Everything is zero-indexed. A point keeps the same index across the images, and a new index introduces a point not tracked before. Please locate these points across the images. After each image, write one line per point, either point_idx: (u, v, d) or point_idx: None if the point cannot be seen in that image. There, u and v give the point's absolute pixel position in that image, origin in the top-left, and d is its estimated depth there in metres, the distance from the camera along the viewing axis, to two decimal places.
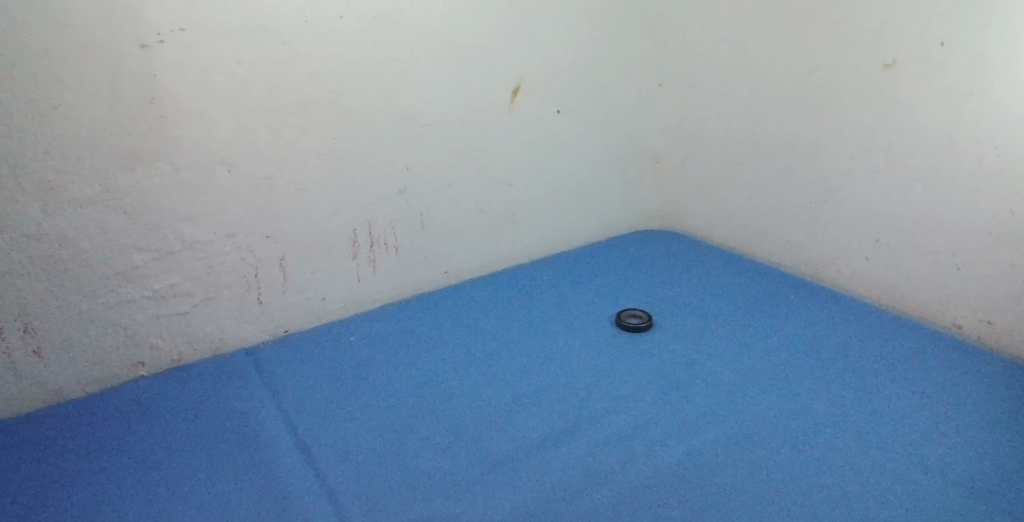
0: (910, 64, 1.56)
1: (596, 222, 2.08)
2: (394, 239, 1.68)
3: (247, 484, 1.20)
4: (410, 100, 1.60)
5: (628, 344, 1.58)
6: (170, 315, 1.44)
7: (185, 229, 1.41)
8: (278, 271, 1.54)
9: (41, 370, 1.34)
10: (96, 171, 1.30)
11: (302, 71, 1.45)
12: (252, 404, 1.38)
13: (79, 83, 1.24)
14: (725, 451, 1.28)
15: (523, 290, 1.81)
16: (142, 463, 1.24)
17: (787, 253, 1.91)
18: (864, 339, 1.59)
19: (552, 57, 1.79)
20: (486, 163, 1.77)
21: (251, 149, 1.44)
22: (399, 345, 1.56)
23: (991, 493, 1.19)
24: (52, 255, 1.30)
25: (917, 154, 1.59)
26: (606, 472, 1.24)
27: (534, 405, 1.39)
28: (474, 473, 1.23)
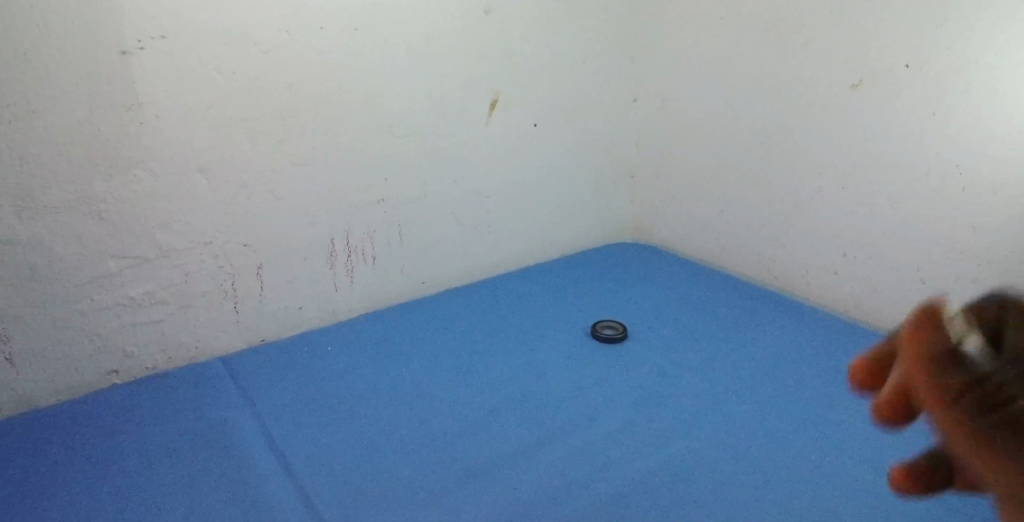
0: (880, 82, 1.59)
1: (572, 234, 2.10)
2: (372, 248, 1.70)
3: (223, 492, 1.21)
4: (388, 111, 1.62)
5: (601, 354, 1.60)
6: (145, 323, 1.45)
7: (162, 236, 1.42)
8: (254, 279, 1.55)
9: (13, 377, 1.34)
10: (72, 178, 1.30)
11: (282, 81, 1.46)
12: (228, 412, 1.39)
13: (58, 89, 1.25)
14: (695, 461, 1.30)
15: (499, 300, 1.82)
16: (115, 471, 1.24)
17: (759, 267, 1.94)
18: (834, 351, 1.62)
19: (529, 70, 1.82)
20: (464, 175, 1.79)
21: (229, 158, 1.45)
22: (375, 354, 1.58)
23: (954, 501, 1.21)
24: (27, 262, 1.30)
25: (886, 170, 1.62)
26: (578, 479, 1.26)
27: (508, 414, 1.40)
28: (448, 481, 1.24)
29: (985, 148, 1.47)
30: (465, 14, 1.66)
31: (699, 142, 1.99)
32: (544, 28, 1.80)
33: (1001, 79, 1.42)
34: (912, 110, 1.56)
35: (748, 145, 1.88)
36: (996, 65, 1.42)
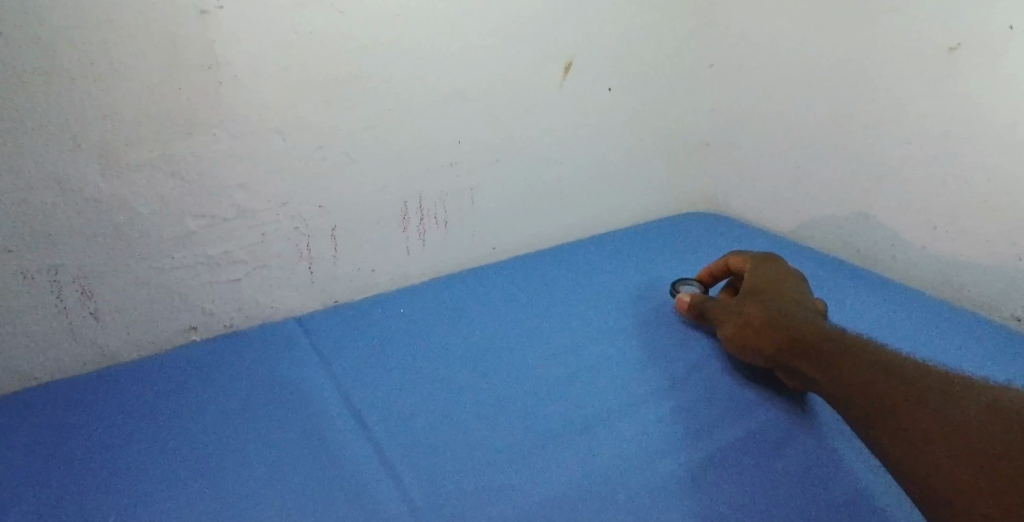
0: (978, 49, 1.51)
1: (642, 203, 2.05)
2: (443, 213, 1.68)
3: (301, 451, 1.21)
4: (462, 75, 1.59)
5: (677, 324, 1.56)
6: (223, 282, 1.46)
7: (239, 197, 1.42)
8: (328, 241, 1.55)
9: (97, 331, 1.38)
10: (154, 136, 1.31)
11: (357, 42, 1.44)
12: (304, 371, 1.40)
13: (140, 47, 1.26)
14: (780, 435, 1.26)
15: (571, 268, 1.79)
16: (197, 426, 1.26)
17: (839, 240, 1.86)
18: (924, 327, 1.54)
19: (605, 34, 1.76)
20: (535, 142, 1.75)
21: (305, 119, 1.44)
22: (446, 318, 1.56)
23: None
24: (110, 219, 1.32)
25: (986, 140, 1.54)
26: (659, 451, 1.22)
27: (583, 382, 1.38)
28: (526, 447, 1.22)
29: None
30: None
31: (779, 111, 1.90)
32: None
33: None
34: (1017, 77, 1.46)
35: (831, 112, 1.79)
36: None
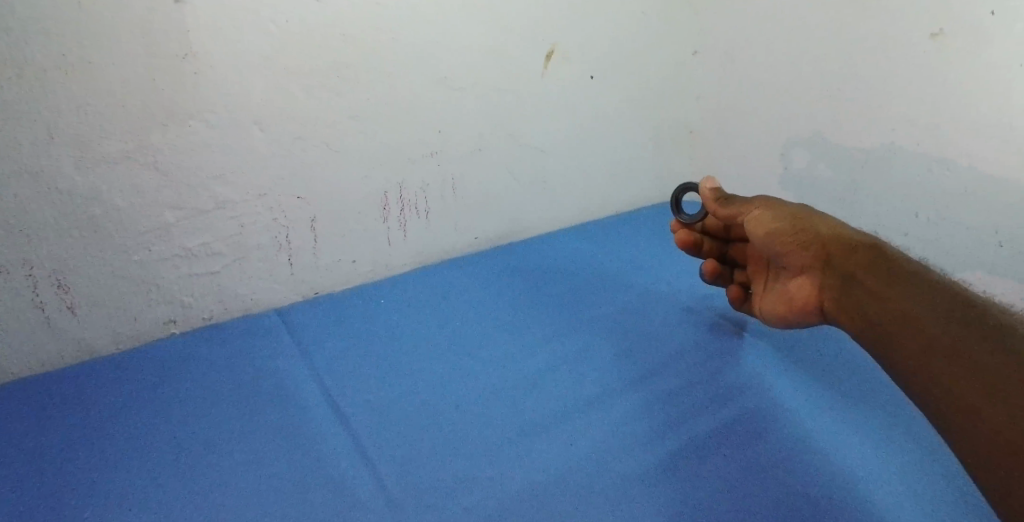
0: (961, 33, 1.49)
1: (626, 191, 2.05)
2: (425, 203, 1.67)
3: (280, 443, 1.21)
4: (443, 63, 1.58)
5: (658, 313, 1.56)
6: (202, 275, 1.46)
7: (217, 189, 1.41)
8: (308, 233, 1.54)
9: (75, 326, 1.37)
10: (130, 127, 1.30)
11: (335, 30, 1.42)
12: (284, 363, 1.39)
13: (114, 38, 1.24)
14: (758, 422, 1.26)
15: (554, 257, 1.79)
16: (175, 419, 1.26)
17: None
18: None
19: (588, 21, 1.75)
20: (518, 130, 1.75)
21: (284, 109, 1.43)
22: (428, 309, 1.56)
23: None
24: (86, 212, 1.31)
25: (973, 126, 1.52)
26: (636, 439, 1.23)
27: (563, 371, 1.38)
28: (504, 437, 1.23)
29: None
30: None
31: (764, 96, 1.90)
32: None
33: None
34: (998, 64, 1.45)
35: (814, 99, 1.79)
36: None
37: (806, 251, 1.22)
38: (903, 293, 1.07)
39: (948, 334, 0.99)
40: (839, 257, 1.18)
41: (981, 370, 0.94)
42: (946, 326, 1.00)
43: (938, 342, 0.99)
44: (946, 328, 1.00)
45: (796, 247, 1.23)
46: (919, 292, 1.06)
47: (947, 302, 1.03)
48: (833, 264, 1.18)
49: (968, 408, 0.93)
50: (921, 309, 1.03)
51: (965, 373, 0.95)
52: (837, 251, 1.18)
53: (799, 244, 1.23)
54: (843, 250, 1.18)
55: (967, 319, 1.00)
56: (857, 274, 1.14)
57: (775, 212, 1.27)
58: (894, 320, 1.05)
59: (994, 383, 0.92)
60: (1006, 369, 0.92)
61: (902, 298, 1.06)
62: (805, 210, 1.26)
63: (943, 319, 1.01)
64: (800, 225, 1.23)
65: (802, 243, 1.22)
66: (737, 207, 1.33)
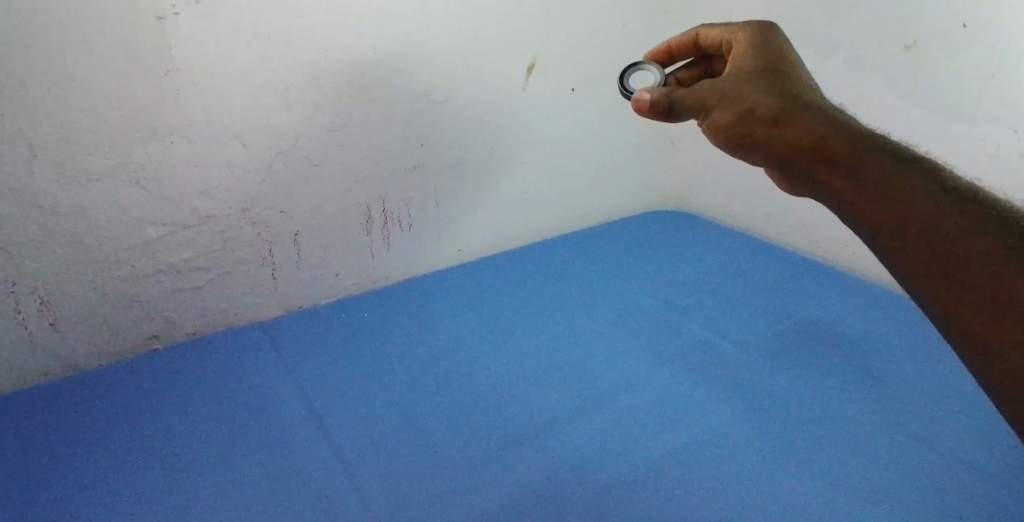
0: (932, 45, 1.52)
1: (608, 202, 2.07)
2: (408, 215, 1.69)
3: (263, 457, 1.22)
4: (424, 76, 1.59)
5: (640, 323, 1.58)
6: (185, 290, 1.46)
7: (200, 203, 1.42)
8: (291, 247, 1.55)
9: (57, 342, 1.37)
10: (112, 143, 1.30)
11: (317, 46, 1.44)
12: (267, 377, 1.40)
13: (95, 54, 1.24)
14: (738, 430, 1.28)
15: (536, 268, 1.80)
16: (159, 434, 1.26)
17: (801, 236, 1.90)
18: (879, 320, 1.58)
19: (568, 33, 1.77)
20: (500, 141, 1.77)
21: (266, 124, 1.43)
22: (411, 321, 1.57)
23: (1005, 477, 1.17)
24: (69, 229, 1.31)
25: (944, 136, 1.55)
26: (618, 449, 1.24)
27: (545, 383, 1.39)
28: (487, 449, 1.23)
29: None
30: None
31: None
32: None
33: None
34: (967, 75, 1.48)
35: None
36: None
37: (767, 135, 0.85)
38: (889, 176, 0.75)
39: (952, 231, 0.70)
40: (796, 140, 0.83)
41: (975, 262, 0.69)
42: (943, 218, 0.71)
43: (919, 223, 0.72)
44: (942, 217, 0.71)
45: (745, 123, 0.87)
46: (908, 174, 0.75)
47: (953, 191, 0.73)
48: (789, 143, 0.83)
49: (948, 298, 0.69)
50: (919, 195, 0.73)
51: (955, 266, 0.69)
52: (801, 127, 0.83)
53: (744, 125, 0.87)
54: (805, 120, 0.83)
55: (975, 216, 0.70)
56: (829, 156, 0.80)
57: (714, 89, 0.92)
58: (891, 213, 0.73)
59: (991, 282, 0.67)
60: (995, 263, 0.68)
61: (902, 187, 0.74)
62: (755, 84, 0.89)
63: (950, 209, 0.71)
64: (744, 101, 0.88)
65: (750, 120, 0.87)
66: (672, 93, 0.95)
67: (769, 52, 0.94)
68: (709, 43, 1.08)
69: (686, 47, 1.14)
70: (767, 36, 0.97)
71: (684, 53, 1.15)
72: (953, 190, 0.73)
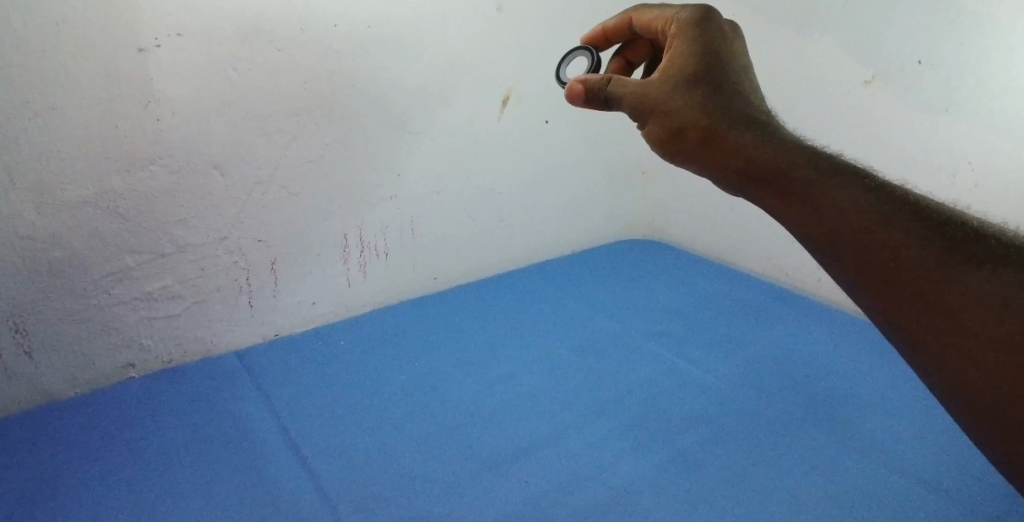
0: (889, 81, 1.59)
1: (582, 231, 2.12)
2: (384, 244, 1.72)
3: (238, 485, 1.22)
4: (401, 108, 1.63)
5: (612, 349, 1.61)
6: (161, 318, 1.47)
7: (178, 232, 1.43)
8: (268, 275, 1.57)
9: (31, 371, 1.37)
10: (91, 173, 1.32)
11: (296, 78, 1.47)
12: (243, 405, 1.40)
13: (76, 85, 1.27)
14: (708, 452, 1.30)
15: (511, 297, 1.83)
16: (133, 462, 1.26)
17: (769, 264, 1.95)
18: (843, 345, 1.62)
19: (541, 66, 1.83)
20: (475, 171, 1.81)
21: (244, 154, 1.46)
22: (387, 349, 1.59)
23: (965, 495, 1.21)
24: (46, 257, 1.32)
25: (902, 167, 1.61)
26: (590, 472, 1.26)
27: (519, 410, 1.41)
28: (462, 474, 1.25)
29: (998, 146, 1.45)
30: (477, 12, 1.67)
31: None
32: (554, 25, 1.82)
33: (1004, 77, 1.41)
34: (923, 109, 1.55)
35: None
36: (1002, 68, 1.41)
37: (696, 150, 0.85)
38: (836, 198, 0.73)
39: (909, 255, 0.69)
40: (732, 159, 0.81)
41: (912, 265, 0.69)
42: (897, 242, 0.70)
43: (850, 229, 0.72)
44: (894, 242, 0.70)
45: (674, 134, 0.87)
46: (849, 192, 0.73)
47: (901, 210, 0.72)
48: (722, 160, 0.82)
49: (917, 326, 0.68)
50: (867, 217, 0.71)
51: (918, 293, 0.68)
52: (732, 145, 0.82)
53: (676, 139, 0.87)
54: (736, 135, 0.82)
55: (927, 235, 0.70)
56: (765, 175, 0.79)
57: (645, 97, 0.91)
58: (841, 239, 0.72)
59: (957, 308, 0.67)
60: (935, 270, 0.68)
61: (846, 208, 0.72)
62: (687, 96, 0.87)
63: (900, 232, 0.70)
64: (675, 112, 0.87)
65: (681, 134, 0.87)
66: (609, 88, 0.95)
67: (706, 49, 0.91)
68: (645, 23, 1.04)
69: (621, 30, 1.11)
70: (705, 29, 0.93)
71: (619, 36, 1.12)
72: (900, 208, 0.72)
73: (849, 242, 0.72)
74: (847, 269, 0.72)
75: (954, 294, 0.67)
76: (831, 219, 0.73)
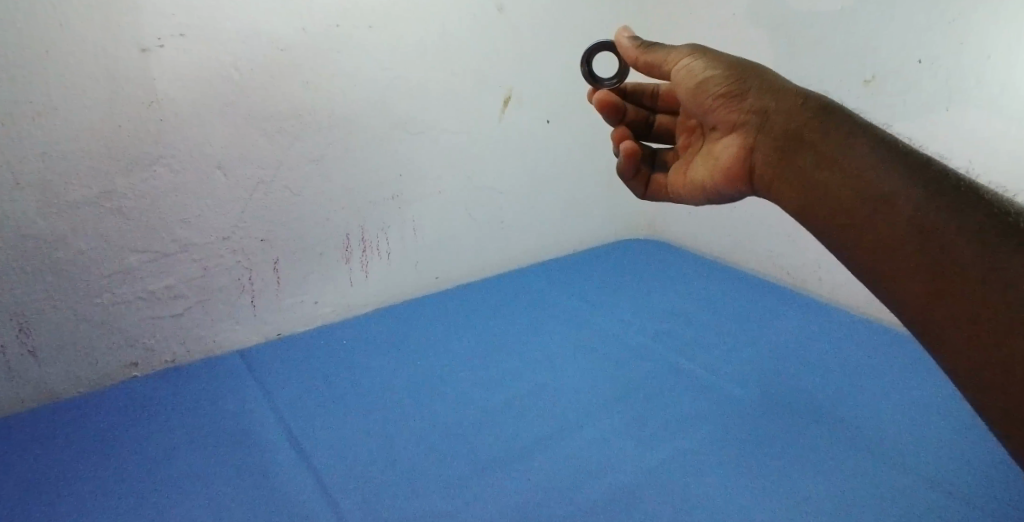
0: (889, 81, 1.59)
1: (583, 230, 2.12)
2: (386, 244, 1.72)
3: (241, 484, 1.22)
4: (402, 107, 1.63)
5: (612, 348, 1.61)
6: (164, 317, 1.47)
7: (180, 232, 1.44)
8: (271, 275, 1.57)
9: (34, 370, 1.37)
10: (94, 173, 1.32)
11: (298, 78, 1.48)
12: (246, 404, 1.41)
13: (79, 85, 1.27)
14: (710, 450, 1.30)
15: (513, 297, 1.84)
16: (137, 461, 1.26)
17: (770, 262, 1.96)
18: (843, 343, 1.63)
19: (541, 66, 1.84)
20: (476, 171, 1.81)
21: (247, 154, 1.46)
22: (389, 349, 1.59)
23: (965, 491, 1.21)
24: (49, 257, 1.32)
25: None
26: (592, 471, 1.26)
27: (521, 409, 1.41)
28: (464, 473, 1.25)
29: (997, 145, 1.46)
30: (478, 13, 1.68)
31: None
32: (555, 26, 1.83)
33: (1003, 76, 1.41)
34: (922, 108, 1.55)
35: None
36: (1002, 66, 1.41)
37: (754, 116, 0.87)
38: (872, 188, 0.75)
39: (937, 224, 0.70)
40: (780, 123, 0.84)
41: (940, 260, 0.69)
42: (927, 209, 0.71)
43: (892, 219, 0.73)
44: (923, 209, 0.71)
45: (730, 98, 0.90)
46: (884, 162, 0.75)
47: (938, 182, 0.73)
48: (768, 124, 0.85)
49: (922, 297, 0.70)
50: (901, 189, 0.73)
51: (935, 263, 0.70)
52: (782, 111, 0.84)
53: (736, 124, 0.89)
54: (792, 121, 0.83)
55: (958, 206, 0.71)
56: (803, 141, 0.81)
57: (708, 61, 0.95)
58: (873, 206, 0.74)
59: (966, 282, 0.68)
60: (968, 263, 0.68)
61: (883, 176, 0.74)
62: (752, 85, 0.89)
63: (938, 222, 0.70)
64: (734, 76, 0.90)
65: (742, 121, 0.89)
66: (664, 52, 1.01)
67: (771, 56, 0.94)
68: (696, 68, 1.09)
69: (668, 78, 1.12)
70: None
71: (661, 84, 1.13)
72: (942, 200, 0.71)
73: (889, 232, 0.73)
74: (885, 257, 0.73)
75: (970, 265, 0.68)
76: (872, 206, 0.74)
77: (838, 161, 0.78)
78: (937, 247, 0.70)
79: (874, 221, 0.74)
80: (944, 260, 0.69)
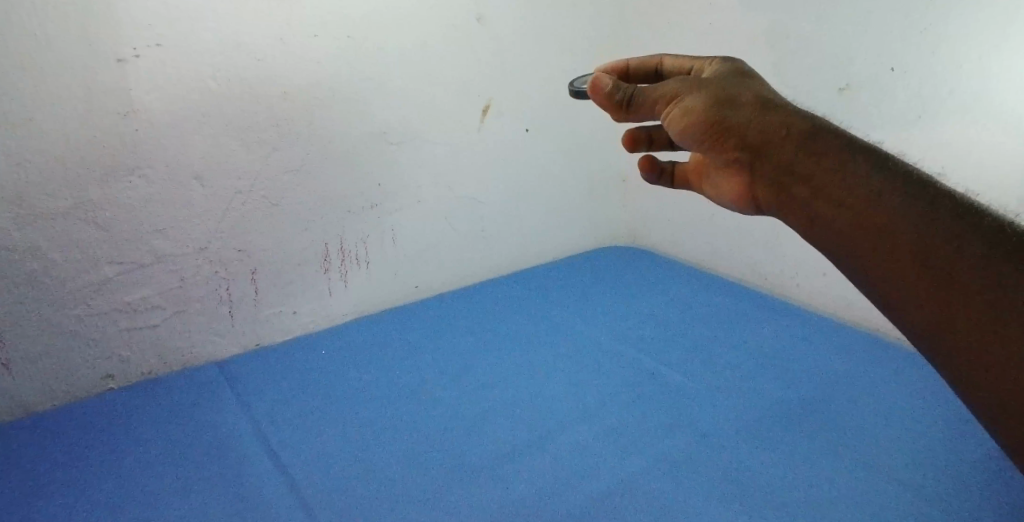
0: (864, 90, 1.61)
1: (563, 239, 2.13)
2: (365, 253, 1.72)
3: (217, 495, 1.21)
4: (381, 116, 1.64)
5: (591, 356, 1.62)
6: (140, 329, 1.46)
7: (156, 242, 1.43)
8: (248, 286, 1.57)
9: (8, 382, 1.35)
10: (68, 185, 1.31)
11: (276, 87, 1.48)
12: (223, 416, 1.40)
13: (53, 95, 1.27)
14: (688, 457, 1.31)
15: (493, 306, 1.84)
16: (112, 472, 1.25)
17: (749, 269, 1.98)
18: (821, 349, 1.65)
19: (521, 77, 1.85)
20: (456, 181, 1.82)
21: (225, 165, 1.46)
22: (369, 358, 1.59)
23: (937, 494, 1.22)
24: (24, 268, 1.31)
25: None
26: (571, 479, 1.26)
27: (500, 418, 1.41)
28: (443, 482, 1.25)
29: (968, 153, 1.49)
30: (457, 23, 1.69)
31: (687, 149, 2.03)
32: (534, 36, 1.84)
33: (973, 84, 1.44)
34: (896, 116, 1.57)
35: None
36: (972, 76, 1.44)
37: (700, 125, 0.74)
38: (870, 223, 0.61)
39: (950, 260, 0.58)
40: (760, 155, 0.69)
41: (955, 299, 0.57)
42: (936, 242, 0.59)
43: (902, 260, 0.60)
44: (924, 241, 0.59)
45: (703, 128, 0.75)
46: (859, 171, 0.63)
47: (930, 199, 0.60)
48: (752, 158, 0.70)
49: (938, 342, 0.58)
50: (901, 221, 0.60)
51: (948, 300, 0.57)
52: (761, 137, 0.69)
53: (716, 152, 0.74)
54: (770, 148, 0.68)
55: (964, 229, 0.58)
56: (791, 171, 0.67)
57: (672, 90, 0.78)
58: (840, 225, 0.63)
59: (982, 323, 0.56)
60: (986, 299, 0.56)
61: (857, 190, 0.62)
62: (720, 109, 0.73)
63: (952, 254, 0.58)
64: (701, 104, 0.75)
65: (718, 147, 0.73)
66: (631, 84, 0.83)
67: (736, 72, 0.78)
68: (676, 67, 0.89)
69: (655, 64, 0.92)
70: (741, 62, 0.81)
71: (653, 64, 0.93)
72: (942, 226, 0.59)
73: (900, 273, 0.60)
74: (899, 302, 0.60)
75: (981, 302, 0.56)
76: (874, 245, 0.61)
77: (826, 194, 0.64)
78: (949, 283, 0.58)
79: (879, 262, 0.61)
80: (954, 297, 0.57)
